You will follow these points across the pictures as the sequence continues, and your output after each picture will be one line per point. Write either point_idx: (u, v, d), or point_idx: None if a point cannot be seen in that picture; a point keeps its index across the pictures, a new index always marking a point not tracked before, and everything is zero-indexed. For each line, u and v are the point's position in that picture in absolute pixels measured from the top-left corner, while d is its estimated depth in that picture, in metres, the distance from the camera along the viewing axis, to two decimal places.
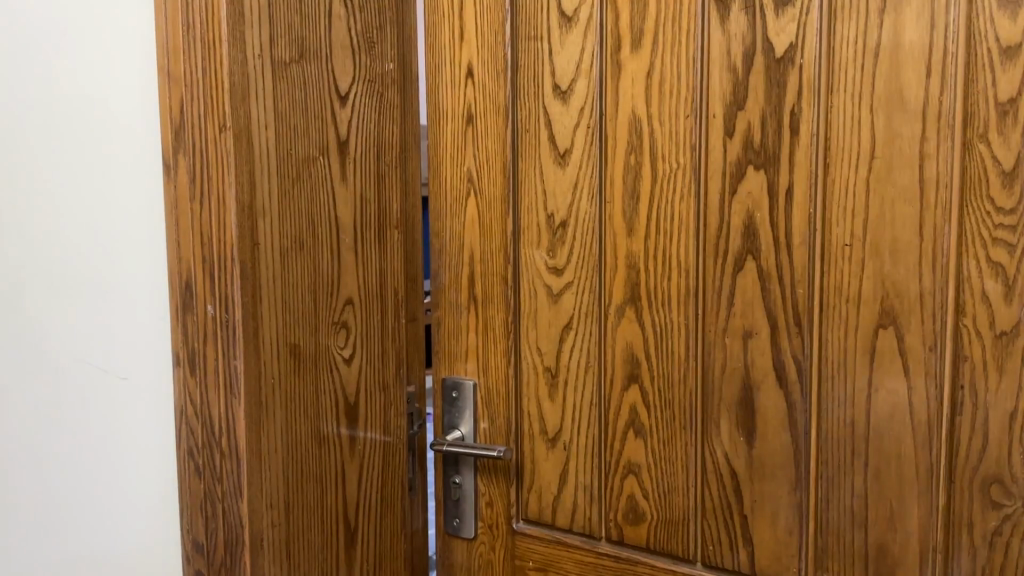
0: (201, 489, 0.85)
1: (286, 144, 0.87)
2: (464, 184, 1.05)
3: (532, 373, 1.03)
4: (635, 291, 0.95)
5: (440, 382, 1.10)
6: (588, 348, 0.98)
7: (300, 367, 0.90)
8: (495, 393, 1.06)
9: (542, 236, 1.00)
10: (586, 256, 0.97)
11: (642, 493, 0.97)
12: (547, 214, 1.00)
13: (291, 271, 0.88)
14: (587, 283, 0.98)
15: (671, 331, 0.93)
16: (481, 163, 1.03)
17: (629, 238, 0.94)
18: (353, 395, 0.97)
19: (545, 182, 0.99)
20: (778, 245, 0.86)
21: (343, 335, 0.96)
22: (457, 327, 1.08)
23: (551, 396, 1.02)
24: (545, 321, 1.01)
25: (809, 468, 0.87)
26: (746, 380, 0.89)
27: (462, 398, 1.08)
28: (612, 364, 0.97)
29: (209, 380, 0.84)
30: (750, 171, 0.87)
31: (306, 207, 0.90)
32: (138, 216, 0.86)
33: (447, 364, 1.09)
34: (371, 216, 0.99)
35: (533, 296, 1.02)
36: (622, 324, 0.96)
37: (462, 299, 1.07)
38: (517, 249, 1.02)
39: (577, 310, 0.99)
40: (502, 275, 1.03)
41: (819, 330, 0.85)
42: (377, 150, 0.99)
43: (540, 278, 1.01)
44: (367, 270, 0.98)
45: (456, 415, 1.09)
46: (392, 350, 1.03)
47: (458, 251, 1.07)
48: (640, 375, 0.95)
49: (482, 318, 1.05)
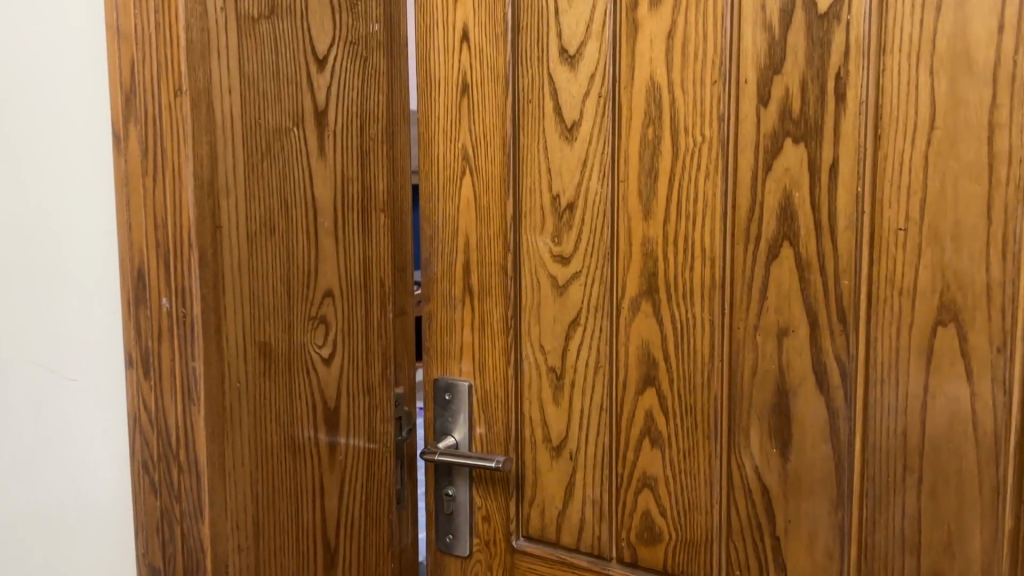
0: (157, 508, 0.75)
1: (253, 113, 0.75)
2: (458, 162, 0.94)
3: (535, 374, 0.92)
4: (652, 282, 0.83)
5: (431, 383, 0.99)
6: (598, 346, 0.87)
7: (271, 369, 0.78)
8: (493, 396, 0.95)
9: (546, 220, 0.89)
10: (596, 243, 0.86)
11: (658, 510, 0.86)
12: (552, 195, 0.88)
13: (258, 260, 0.76)
14: (597, 273, 0.86)
15: (693, 328, 0.82)
16: (478, 138, 0.92)
17: (645, 222, 0.83)
18: (332, 401, 0.86)
19: (550, 159, 0.88)
20: (820, 230, 0.75)
21: (323, 332, 0.84)
22: (450, 322, 0.97)
23: (556, 400, 0.91)
24: (549, 315, 0.90)
25: (852, 485, 0.76)
26: (780, 383, 0.78)
27: (456, 401, 0.97)
28: (624, 365, 0.86)
29: (164, 385, 0.73)
30: (788, 145, 0.76)
31: (277, 185, 0.78)
32: (91, 191, 0.73)
33: (440, 363, 0.98)
34: (354, 198, 0.87)
35: (536, 288, 0.90)
36: (637, 319, 0.85)
37: (456, 291, 0.96)
38: (518, 235, 0.91)
39: (586, 304, 0.88)
40: (501, 264, 0.92)
41: (866, 327, 0.74)
42: (361, 122, 0.87)
43: (544, 267, 0.90)
44: (349, 258, 0.87)
45: (449, 420, 0.98)
46: (380, 350, 0.92)
47: (453, 236, 0.95)
48: (657, 377, 0.84)
49: (478, 312, 0.94)
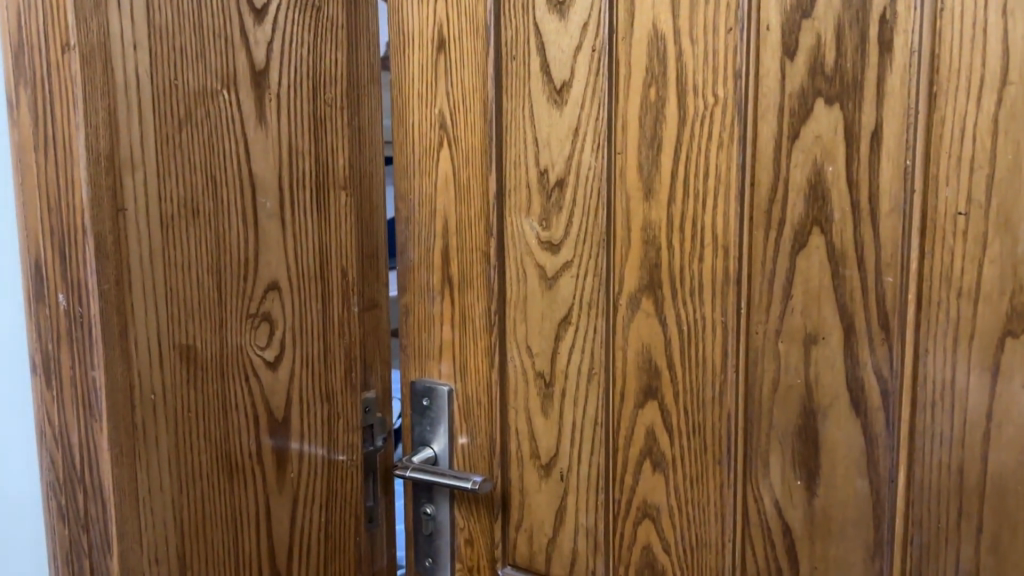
0: (65, 537, 0.64)
1: (167, 73, 0.63)
2: (436, 130, 0.80)
3: (521, 379, 0.78)
4: (654, 275, 0.69)
5: (409, 386, 0.85)
6: (592, 350, 0.73)
7: (195, 376, 0.67)
8: (476, 404, 0.81)
9: (532, 199, 0.75)
10: (588, 227, 0.72)
11: (661, 545, 0.72)
12: (539, 170, 0.74)
13: (175, 249, 0.64)
14: (591, 264, 0.72)
15: (702, 330, 0.67)
16: (455, 103, 0.78)
17: (646, 203, 0.69)
18: (280, 410, 0.74)
19: (536, 127, 0.74)
20: (858, 213, 0.60)
21: (267, 331, 0.72)
22: (428, 317, 0.83)
23: (545, 411, 0.77)
24: (537, 312, 0.76)
25: (894, 529, 0.61)
26: (807, 403, 0.63)
27: (436, 408, 0.83)
28: (622, 373, 0.72)
29: (66, 395, 0.62)
30: (818, 107, 0.61)
31: (203, 159, 0.66)
32: None
33: (417, 364, 0.85)
34: (304, 174, 0.74)
35: (522, 280, 0.77)
36: (637, 319, 0.70)
37: (434, 281, 0.82)
38: (500, 216, 0.77)
39: (578, 299, 0.74)
40: (484, 250, 0.78)
41: (915, 337, 0.59)
42: (314, 84, 0.74)
43: (531, 255, 0.76)
44: (300, 245, 0.74)
45: (428, 429, 0.84)
46: (342, 350, 0.79)
47: (429, 217, 0.81)
48: (660, 389, 0.70)
49: (458, 307, 0.80)
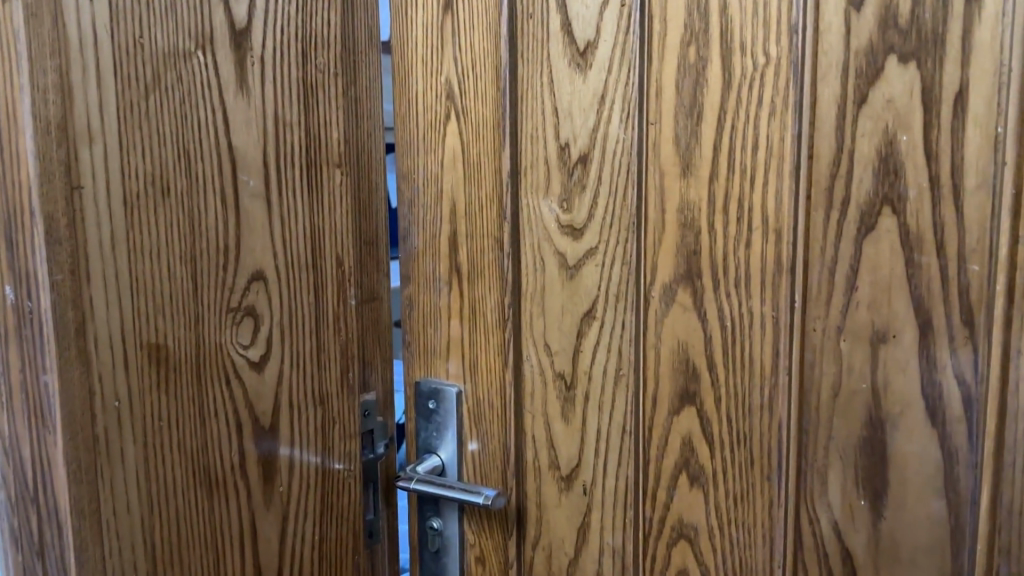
0: (19, 564, 0.56)
1: (130, 29, 0.54)
2: (441, 100, 0.71)
3: (539, 381, 0.69)
4: (693, 263, 0.60)
5: (413, 387, 0.77)
6: (620, 348, 0.65)
7: (167, 380, 0.58)
8: (487, 407, 0.72)
9: (551, 177, 0.66)
10: (616, 209, 0.63)
11: (699, 569, 0.63)
12: (559, 144, 0.65)
13: (141, 233, 0.56)
14: (619, 250, 0.64)
15: (750, 327, 0.58)
16: (464, 69, 0.69)
17: (684, 180, 0.60)
18: (268, 417, 0.66)
19: (555, 96, 0.65)
20: (937, 191, 0.51)
21: (251, 327, 0.64)
22: (433, 311, 0.74)
23: (566, 417, 0.68)
24: (557, 305, 0.67)
25: (977, 559, 0.53)
26: (873, 411, 0.55)
27: (442, 411, 0.74)
28: (654, 375, 0.63)
29: (16, 403, 0.54)
30: (891, 66, 0.52)
31: (175, 130, 0.57)
32: None
33: (421, 363, 0.76)
34: (292, 148, 0.65)
35: (539, 269, 0.68)
36: (672, 313, 0.62)
37: (441, 270, 0.73)
38: (515, 197, 0.68)
39: (603, 291, 0.65)
40: (496, 235, 0.69)
41: (1005, 336, 0.50)
42: (304, 46, 0.66)
43: (550, 241, 0.67)
44: (288, 229, 0.66)
45: (434, 435, 0.75)
46: (338, 347, 0.71)
47: (435, 199, 0.72)
48: (699, 394, 0.61)
49: (468, 300, 0.72)
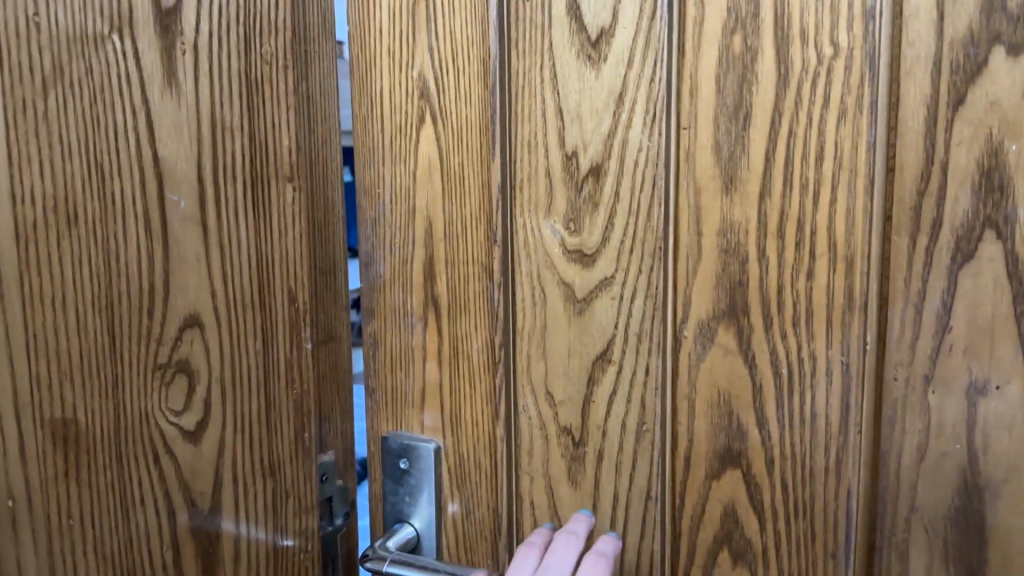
0: None
1: (21, 4, 0.40)
2: (413, 100, 0.58)
3: (540, 437, 0.58)
4: (738, 297, 0.50)
5: (378, 443, 0.64)
6: (642, 398, 0.54)
7: (77, 468, 0.44)
8: (473, 467, 0.60)
9: (554, 193, 0.55)
10: (638, 231, 0.52)
11: None
12: (564, 153, 0.54)
13: (40, 276, 0.42)
14: (641, 281, 0.53)
15: (812, 374, 0.48)
16: (442, 61, 0.57)
17: (727, 196, 0.49)
18: (207, 500, 0.51)
19: (559, 94, 0.54)
20: None
21: (185, 389, 0.49)
22: (404, 352, 0.62)
23: (574, 480, 0.57)
24: (561, 346, 0.56)
25: None
26: (969, 476, 0.46)
27: (416, 472, 0.62)
28: (687, 430, 0.53)
29: None
30: (996, 59, 0.42)
31: (83, 140, 0.43)
32: None
33: (390, 414, 0.64)
34: (233, 159, 0.51)
35: (539, 303, 0.56)
36: (712, 357, 0.51)
37: (414, 303, 0.61)
38: (509, 217, 0.56)
39: (621, 329, 0.54)
40: (485, 262, 0.57)
41: None
42: (246, 30, 0.52)
43: (552, 269, 0.55)
44: (229, 262, 0.51)
45: (406, 501, 0.63)
46: (291, 405, 0.56)
47: (406, 218, 0.60)
48: (746, 454, 0.51)
49: (449, 339, 0.60)
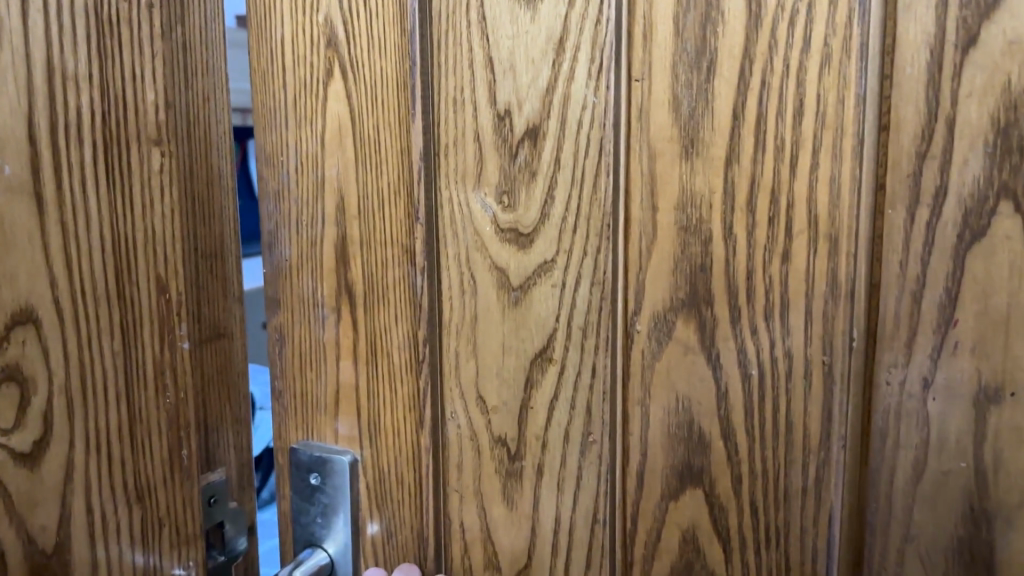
0: None
1: None
2: (319, 51, 0.49)
3: (470, 448, 0.49)
4: (700, 284, 0.42)
5: (288, 454, 0.55)
6: (587, 404, 0.45)
7: None
8: (394, 483, 0.52)
9: (484, 160, 0.46)
10: (582, 205, 0.44)
11: None
12: (495, 113, 0.45)
13: None
14: (586, 265, 0.44)
15: (787, 376, 0.40)
16: (353, 4, 0.48)
17: (687, 162, 0.41)
18: (51, 537, 0.42)
19: (489, 41, 0.45)
20: None
21: (15, 401, 0.40)
22: (315, 348, 0.53)
23: (510, 498, 0.48)
24: (494, 343, 0.47)
25: None
26: (976, 501, 0.37)
27: (330, 490, 0.53)
28: (641, 442, 0.44)
29: None
30: None
31: None
32: None
33: (300, 420, 0.55)
34: (80, 119, 0.42)
35: (468, 292, 0.48)
36: (668, 356, 0.43)
37: (324, 291, 0.52)
38: (432, 190, 0.47)
39: (562, 322, 0.45)
40: (406, 243, 0.48)
41: None
42: None
43: (482, 251, 0.47)
44: (77, 243, 0.42)
45: (318, 522, 0.54)
46: (162, 417, 0.47)
47: (314, 191, 0.51)
48: (708, 470, 0.43)
49: (366, 332, 0.51)
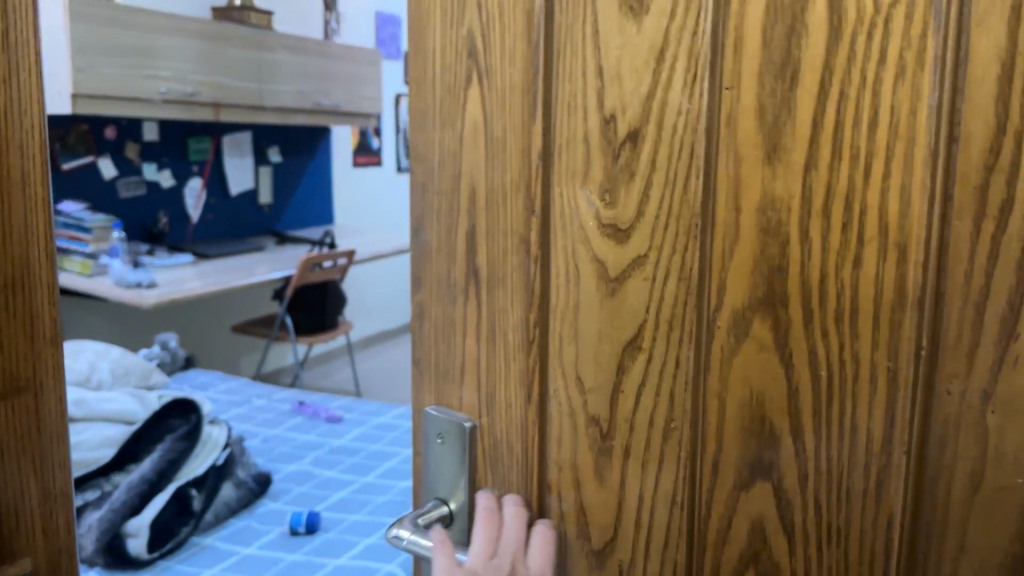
0: None
1: None
2: (461, 58, 0.55)
3: (569, 425, 0.53)
4: (777, 286, 0.43)
5: (421, 416, 0.62)
6: (671, 393, 0.48)
7: None
8: (506, 451, 0.57)
9: (591, 159, 0.50)
10: (674, 205, 0.47)
11: None
12: (603, 116, 0.49)
13: None
14: (675, 261, 0.47)
15: (854, 379, 0.42)
16: (490, 17, 0.53)
17: (769, 166, 0.43)
18: None
19: (600, 50, 0.49)
20: None
21: None
22: (447, 324, 0.59)
23: (601, 473, 0.52)
24: (593, 329, 0.51)
25: None
26: None
27: (452, 450, 0.59)
28: (717, 433, 0.46)
29: None
30: None
31: None
32: None
33: (433, 386, 0.61)
34: None
35: (572, 281, 0.52)
36: (745, 353, 0.45)
37: (457, 273, 0.58)
38: (547, 185, 0.52)
39: (652, 313, 0.48)
40: (522, 233, 0.53)
41: None
42: None
43: (586, 244, 0.51)
44: None
45: (443, 478, 0.60)
46: None
47: (452, 184, 0.57)
48: (777, 466, 0.44)
49: (487, 312, 0.56)
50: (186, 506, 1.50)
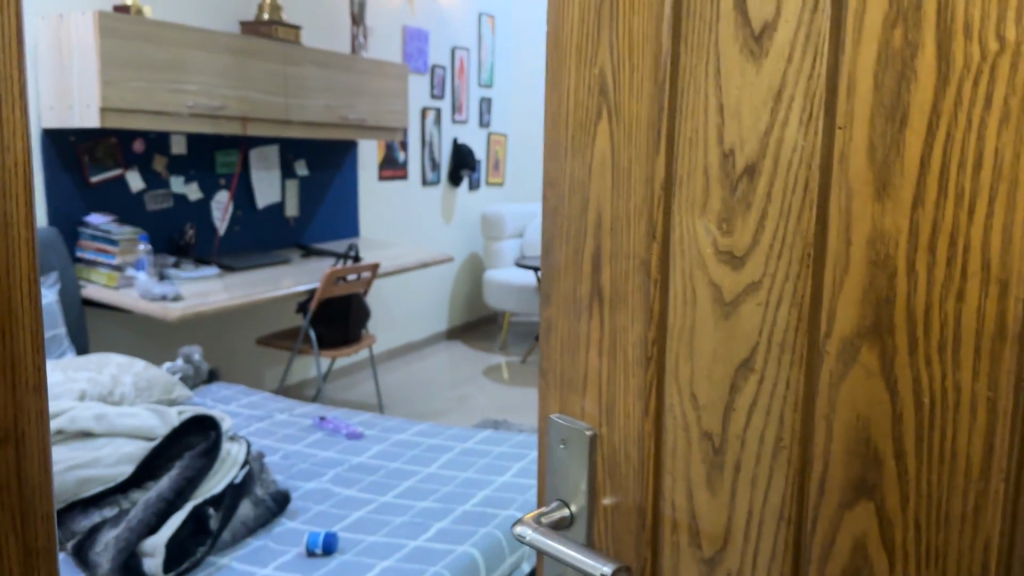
0: None
1: None
2: (592, 95, 0.60)
3: (683, 438, 0.57)
4: (884, 315, 0.46)
5: (547, 424, 0.66)
6: (780, 412, 0.51)
7: None
8: (623, 460, 0.61)
9: (710, 191, 0.53)
10: (787, 235, 0.50)
11: None
12: (722, 151, 0.52)
13: None
14: (787, 288, 0.50)
15: (956, 406, 0.44)
16: (620, 57, 0.58)
17: (879, 202, 0.45)
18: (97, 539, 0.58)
19: (721, 90, 0.52)
20: None
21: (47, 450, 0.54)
22: (573, 340, 0.64)
23: (712, 484, 0.55)
24: (708, 349, 0.55)
25: None
26: None
27: (572, 456, 0.64)
28: (823, 454, 0.49)
29: None
30: None
31: None
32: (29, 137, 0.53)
33: (559, 397, 0.66)
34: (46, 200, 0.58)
35: (689, 304, 0.55)
36: (851, 378, 0.47)
37: (583, 292, 0.62)
38: (669, 214, 0.56)
39: (764, 336, 0.51)
40: (644, 258, 0.57)
41: None
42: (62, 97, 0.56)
43: (703, 269, 0.54)
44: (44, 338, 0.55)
45: (564, 482, 0.65)
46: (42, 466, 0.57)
47: (580, 210, 0.61)
48: (880, 486, 0.47)
49: (610, 329, 0.61)
50: (203, 525, 1.58)
